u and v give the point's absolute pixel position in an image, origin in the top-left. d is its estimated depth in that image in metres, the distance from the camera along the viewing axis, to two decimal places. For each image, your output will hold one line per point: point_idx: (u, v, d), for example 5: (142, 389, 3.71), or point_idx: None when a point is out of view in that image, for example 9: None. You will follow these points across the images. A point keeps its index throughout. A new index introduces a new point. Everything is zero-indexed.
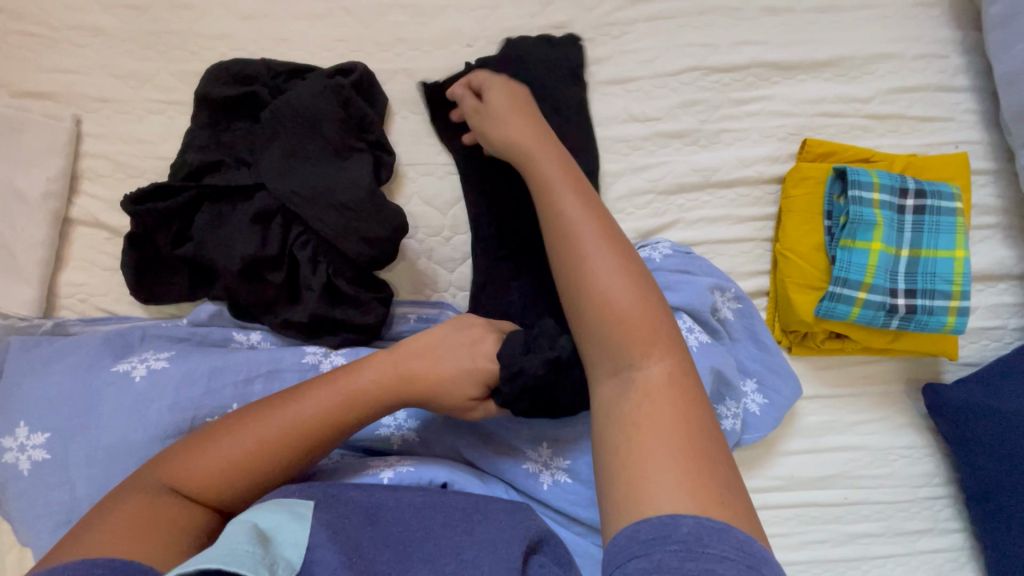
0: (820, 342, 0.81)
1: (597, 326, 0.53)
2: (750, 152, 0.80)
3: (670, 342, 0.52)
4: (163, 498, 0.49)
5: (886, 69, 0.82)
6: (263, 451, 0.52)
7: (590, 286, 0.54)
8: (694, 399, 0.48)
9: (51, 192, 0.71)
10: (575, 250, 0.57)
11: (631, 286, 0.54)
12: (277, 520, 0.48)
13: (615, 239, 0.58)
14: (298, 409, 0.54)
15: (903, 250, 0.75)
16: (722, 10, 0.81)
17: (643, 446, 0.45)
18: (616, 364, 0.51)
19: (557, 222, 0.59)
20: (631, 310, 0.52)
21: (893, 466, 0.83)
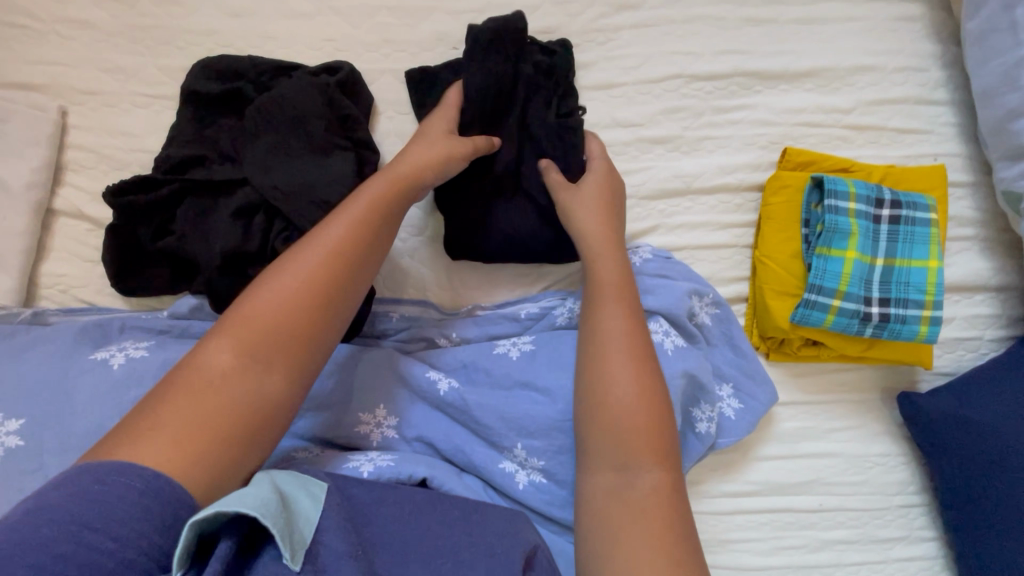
0: (796, 348, 0.81)
1: (602, 417, 0.59)
2: (731, 160, 0.81)
3: (664, 447, 0.58)
4: (217, 386, 0.50)
5: (867, 81, 0.83)
6: (302, 310, 0.54)
7: (608, 387, 0.60)
8: (676, 506, 0.54)
9: (33, 183, 0.71)
10: (603, 357, 0.62)
11: (636, 380, 0.60)
12: (296, 491, 0.49)
13: (642, 350, 0.62)
14: (312, 266, 0.56)
15: (878, 259, 0.76)
16: (706, 19, 0.82)
17: (628, 527, 0.52)
18: (620, 455, 0.56)
19: (600, 330, 0.64)
20: (639, 418, 0.58)
21: (869, 473, 0.84)
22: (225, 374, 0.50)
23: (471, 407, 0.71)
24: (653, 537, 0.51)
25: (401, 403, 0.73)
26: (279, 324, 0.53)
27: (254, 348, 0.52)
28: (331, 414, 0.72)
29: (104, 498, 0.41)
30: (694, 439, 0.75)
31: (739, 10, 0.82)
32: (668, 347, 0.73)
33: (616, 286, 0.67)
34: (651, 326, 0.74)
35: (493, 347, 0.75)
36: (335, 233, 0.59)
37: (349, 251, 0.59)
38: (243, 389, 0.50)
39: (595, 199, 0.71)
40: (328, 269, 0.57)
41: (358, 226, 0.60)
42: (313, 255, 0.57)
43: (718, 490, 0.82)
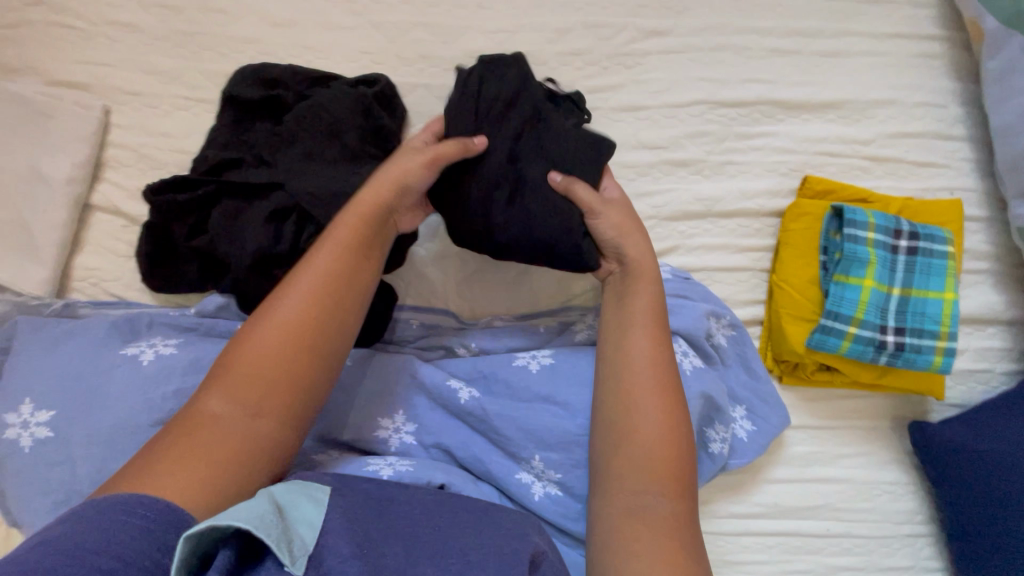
0: (809, 373, 0.82)
1: (619, 442, 0.61)
2: (752, 185, 0.83)
3: (679, 472, 0.59)
4: (224, 429, 0.52)
5: (887, 115, 0.85)
6: (300, 348, 0.56)
7: (631, 417, 0.61)
8: (684, 529, 0.56)
9: (74, 178, 0.74)
10: (628, 378, 0.63)
11: (660, 414, 0.61)
12: (297, 499, 0.50)
13: (665, 375, 0.63)
14: (309, 303, 0.58)
15: (895, 289, 0.77)
16: (732, 48, 0.84)
17: (645, 543, 0.54)
18: (638, 481, 0.58)
19: (626, 354, 0.64)
20: (656, 446, 0.60)
21: (876, 501, 0.85)
22: (232, 418, 0.53)
23: (491, 416, 0.72)
24: (667, 551, 0.53)
25: (419, 409, 0.74)
26: (278, 365, 0.55)
27: (256, 390, 0.54)
28: (350, 417, 0.73)
29: (103, 523, 0.42)
30: (707, 459, 0.76)
31: (766, 40, 0.84)
32: (686, 367, 0.75)
33: (650, 315, 0.66)
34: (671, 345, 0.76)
35: (513, 359, 0.76)
36: (329, 267, 0.60)
37: (345, 284, 0.60)
38: (251, 430, 0.53)
39: (623, 216, 0.69)
40: (324, 304, 0.59)
41: (348, 257, 0.61)
42: (308, 292, 0.59)
43: (727, 511, 0.82)
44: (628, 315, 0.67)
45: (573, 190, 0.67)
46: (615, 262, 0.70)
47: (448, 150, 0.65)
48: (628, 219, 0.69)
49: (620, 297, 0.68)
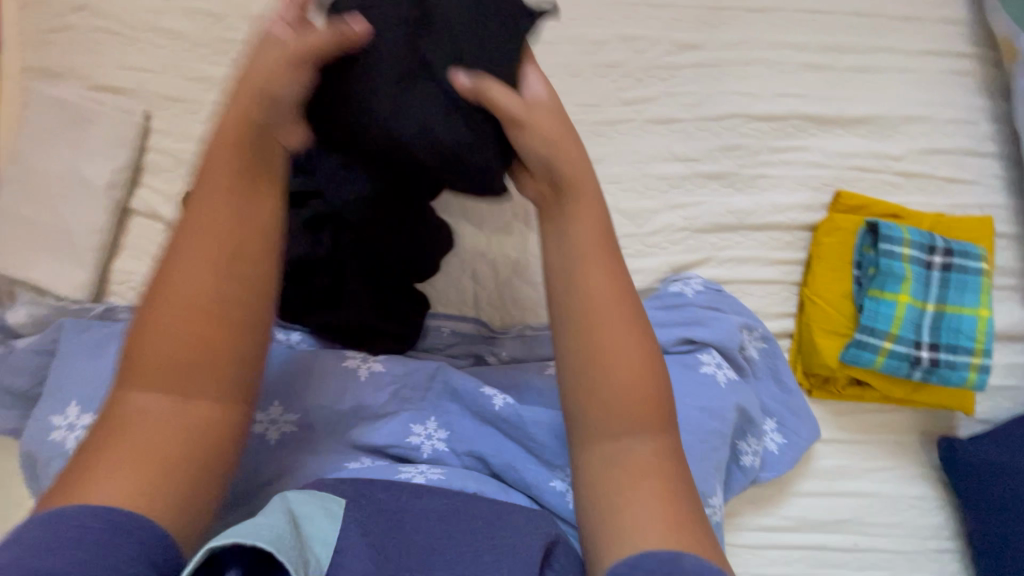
0: (841, 388, 0.82)
1: (592, 394, 0.49)
2: (784, 199, 0.83)
3: (666, 411, 0.49)
4: (149, 425, 0.44)
5: (918, 131, 0.86)
6: (202, 310, 0.46)
7: (603, 360, 0.49)
8: (684, 474, 0.48)
9: (115, 183, 0.74)
10: (593, 325, 0.49)
11: (637, 354, 0.49)
12: (314, 514, 0.51)
13: (635, 308, 0.51)
14: (198, 258, 0.47)
15: (930, 304, 0.77)
16: (766, 62, 0.84)
17: (631, 497, 0.46)
18: (621, 431, 0.48)
19: (579, 300, 0.50)
20: (637, 391, 0.49)
21: (903, 515, 0.85)
22: (155, 411, 0.44)
23: (524, 423, 0.73)
24: (665, 505, 0.45)
25: (450, 416, 0.74)
26: (185, 338, 0.45)
27: (168, 374, 0.45)
28: (384, 423, 0.73)
29: (54, 537, 0.37)
30: (738, 471, 0.76)
31: (799, 55, 0.85)
32: (721, 379, 0.75)
33: (602, 234, 0.52)
34: (704, 357, 0.76)
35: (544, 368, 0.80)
36: (218, 211, 0.48)
37: (245, 223, 0.48)
38: (181, 417, 0.45)
39: (556, 118, 0.53)
40: (219, 250, 0.47)
41: (236, 194, 0.48)
42: (193, 247, 0.47)
43: (757, 524, 0.82)
44: (577, 255, 0.51)
45: (487, 93, 0.50)
46: (545, 181, 0.53)
47: (321, 38, 0.48)
48: (565, 128, 0.53)
49: (556, 228, 0.52)
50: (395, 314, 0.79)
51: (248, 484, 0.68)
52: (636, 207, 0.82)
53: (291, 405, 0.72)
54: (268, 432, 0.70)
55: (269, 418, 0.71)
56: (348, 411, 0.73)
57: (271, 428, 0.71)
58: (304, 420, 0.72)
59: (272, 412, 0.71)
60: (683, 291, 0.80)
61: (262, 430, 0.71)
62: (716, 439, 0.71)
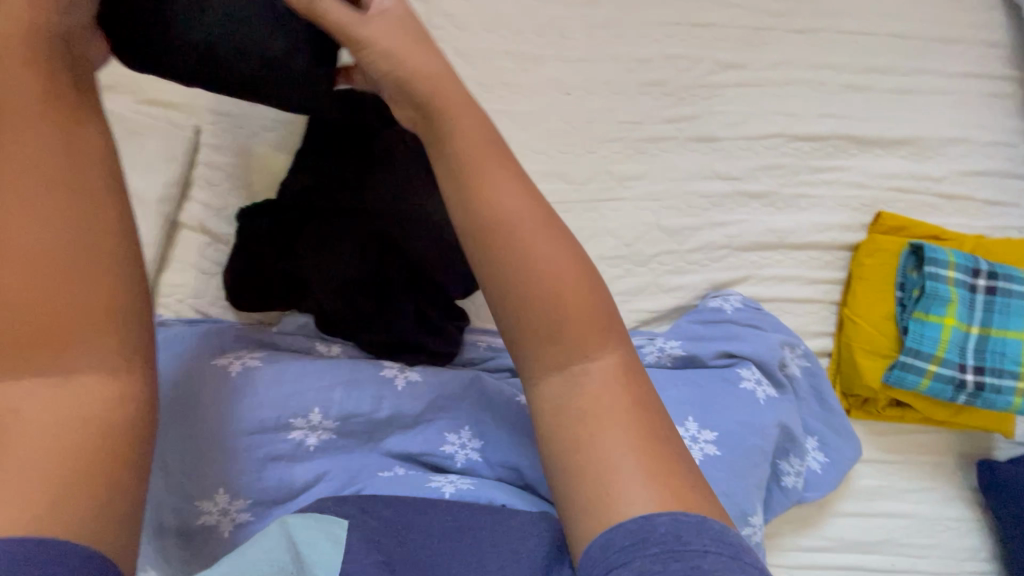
0: (880, 408, 0.82)
1: (532, 320, 0.49)
2: (824, 218, 0.84)
3: (611, 321, 0.51)
4: (32, 402, 0.42)
5: (957, 152, 0.86)
6: (43, 262, 0.43)
7: (532, 286, 0.49)
8: (636, 381, 0.50)
9: (166, 197, 0.75)
10: (518, 244, 0.49)
11: (565, 265, 0.50)
12: (316, 540, 0.57)
13: (545, 220, 0.51)
14: (28, 213, 0.43)
15: (974, 327, 0.77)
16: (808, 82, 0.85)
17: (603, 439, 0.47)
18: (561, 357, 0.49)
19: (498, 217, 0.49)
20: (571, 300, 0.49)
21: (941, 537, 0.84)
22: (44, 402, 0.42)
23: None
24: (631, 436, 0.48)
25: (483, 427, 0.75)
26: (31, 301, 0.43)
27: (20, 346, 0.42)
28: (419, 430, 0.75)
29: None
30: (780, 492, 0.76)
31: (840, 75, 0.85)
32: (761, 396, 0.75)
33: (481, 155, 0.51)
34: (745, 372, 0.76)
35: None
36: (43, 164, 0.44)
37: (79, 169, 0.45)
38: (61, 381, 0.43)
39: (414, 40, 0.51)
40: (49, 198, 0.44)
41: (70, 142, 0.45)
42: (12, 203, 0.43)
43: (795, 544, 0.82)
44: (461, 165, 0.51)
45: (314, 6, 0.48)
46: (411, 109, 0.52)
47: None
48: (426, 46, 0.51)
49: (440, 156, 0.51)
50: (431, 329, 0.79)
51: (287, 489, 0.68)
52: (677, 224, 0.82)
53: (327, 412, 0.71)
54: (307, 439, 0.70)
55: (309, 425, 0.70)
56: (385, 420, 0.73)
57: (310, 435, 0.70)
58: (344, 427, 0.72)
59: (312, 419, 0.70)
60: (722, 307, 0.81)
61: (300, 436, 0.70)
62: (758, 455, 0.72)
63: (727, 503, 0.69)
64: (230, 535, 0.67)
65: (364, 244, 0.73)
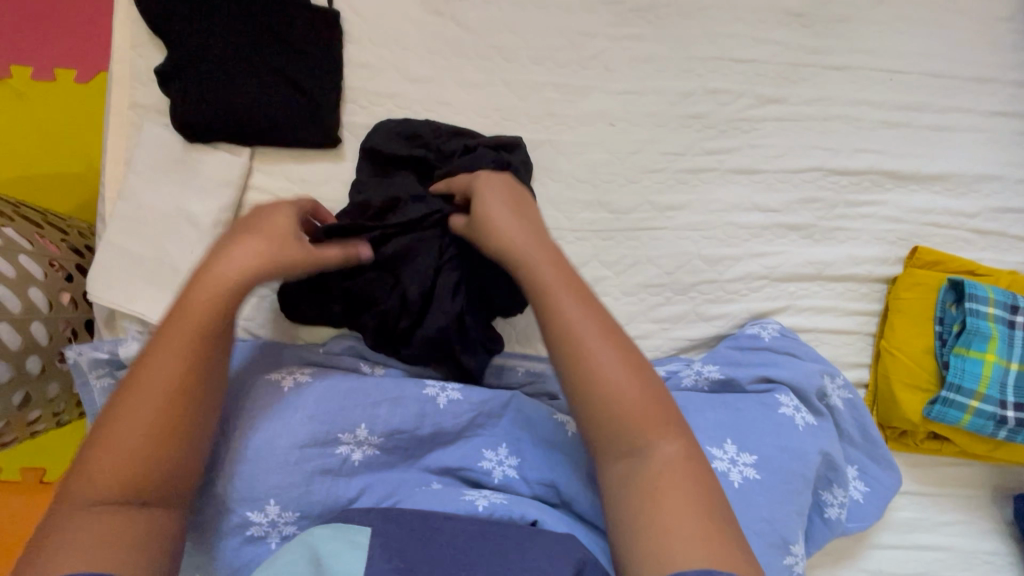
0: (918, 440, 0.83)
1: (600, 409, 0.54)
2: (862, 251, 0.85)
3: (671, 413, 0.55)
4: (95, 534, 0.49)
5: (990, 189, 0.88)
6: (154, 440, 0.52)
7: (598, 374, 0.55)
8: (697, 463, 0.54)
9: (220, 221, 0.76)
10: (585, 351, 0.55)
11: (623, 359, 0.56)
12: (340, 549, 0.58)
13: (609, 323, 0.58)
14: (155, 390, 0.53)
15: (1015, 363, 0.77)
16: (845, 118, 0.87)
17: (668, 520, 0.49)
18: (624, 444, 0.54)
19: (573, 324, 0.57)
20: (633, 403, 0.54)
21: (979, 570, 0.85)
22: (99, 528, 0.49)
23: None
24: (688, 513, 0.50)
25: (521, 443, 0.77)
26: (135, 465, 0.51)
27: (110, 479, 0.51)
28: (458, 446, 0.76)
29: None
30: (824, 523, 0.77)
31: (875, 112, 0.87)
32: (800, 423, 0.76)
33: (562, 273, 0.60)
34: (783, 398, 0.77)
35: None
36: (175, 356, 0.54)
37: (210, 362, 0.56)
38: (134, 526, 0.51)
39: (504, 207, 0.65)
40: (176, 388, 0.53)
41: (200, 342, 0.55)
42: (149, 384, 0.53)
43: None
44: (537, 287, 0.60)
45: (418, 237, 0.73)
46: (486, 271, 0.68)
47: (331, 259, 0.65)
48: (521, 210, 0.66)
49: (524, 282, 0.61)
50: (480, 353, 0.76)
51: (333, 502, 0.70)
52: (718, 254, 0.84)
53: (371, 427, 0.72)
54: (353, 454, 0.71)
55: (355, 440, 0.72)
56: (429, 437, 0.75)
57: (356, 450, 0.72)
58: (388, 443, 0.73)
59: (359, 434, 0.72)
60: (760, 334, 0.82)
61: (346, 451, 0.71)
62: (799, 482, 0.72)
63: (768, 530, 0.70)
64: (276, 545, 0.68)
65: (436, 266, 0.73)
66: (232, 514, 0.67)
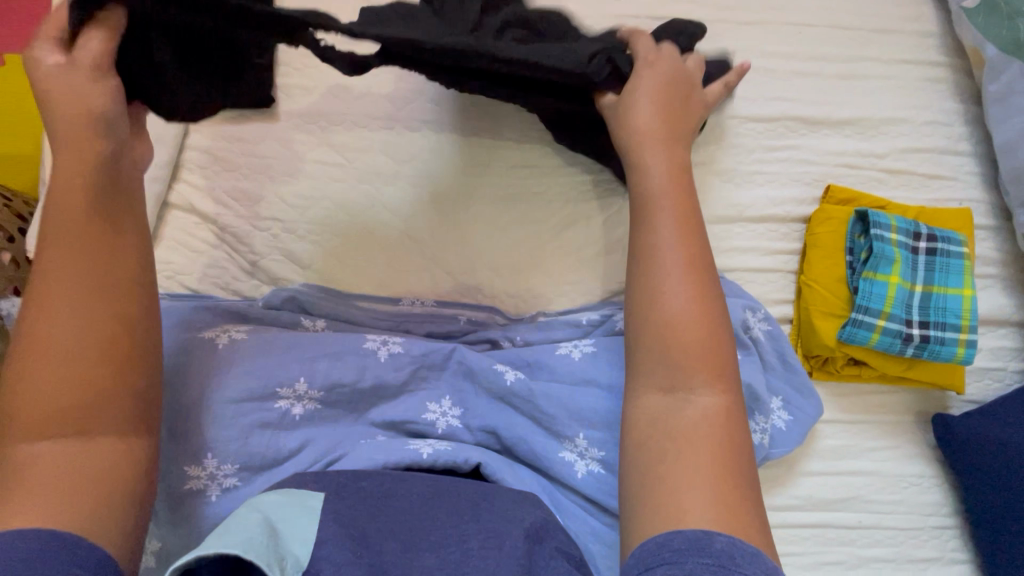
0: (839, 367, 0.88)
1: (660, 333, 0.56)
2: (779, 193, 0.90)
3: (725, 368, 0.56)
4: (48, 463, 0.49)
5: (899, 131, 0.93)
6: (84, 343, 0.53)
7: (665, 298, 0.57)
8: (733, 424, 0.53)
9: (156, 177, 0.82)
10: (664, 272, 0.58)
11: (696, 292, 0.58)
12: (291, 514, 0.54)
13: (699, 262, 0.60)
14: (63, 309, 0.53)
15: (917, 285, 0.86)
16: (757, 69, 0.92)
17: (684, 468, 0.50)
18: (672, 378, 0.55)
19: (650, 257, 0.60)
20: (697, 335, 0.56)
21: (905, 493, 0.88)
22: (52, 455, 0.50)
23: (536, 397, 0.75)
24: (707, 465, 0.50)
25: (464, 393, 0.76)
26: (69, 378, 0.52)
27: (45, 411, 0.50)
28: (403, 399, 0.75)
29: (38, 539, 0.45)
30: None
31: (787, 63, 0.93)
32: None
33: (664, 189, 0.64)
34: None
35: (556, 348, 0.80)
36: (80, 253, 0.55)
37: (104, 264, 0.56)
38: (83, 448, 0.51)
39: (653, 91, 0.68)
40: (91, 289, 0.54)
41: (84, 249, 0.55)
42: (54, 303, 0.53)
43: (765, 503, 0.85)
44: (645, 193, 0.64)
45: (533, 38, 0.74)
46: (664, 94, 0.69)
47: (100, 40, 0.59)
48: (661, 89, 0.69)
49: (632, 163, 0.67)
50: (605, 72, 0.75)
51: (273, 456, 0.69)
52: None
53: (314, 382, 0.72)
54: (293, 408, 0.71)
55: (294, 395, 0.71)
56: (370, 390, 0.74)
57: (296, 404, 0.71)
58: (329, 397, 0.73)
59: (298, 388, 0.71)
60: None
61: (286, 405, 0.71)
62: None
63: None
64: (218, 498, 0.68)
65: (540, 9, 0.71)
66: (171, 470, 0.67)
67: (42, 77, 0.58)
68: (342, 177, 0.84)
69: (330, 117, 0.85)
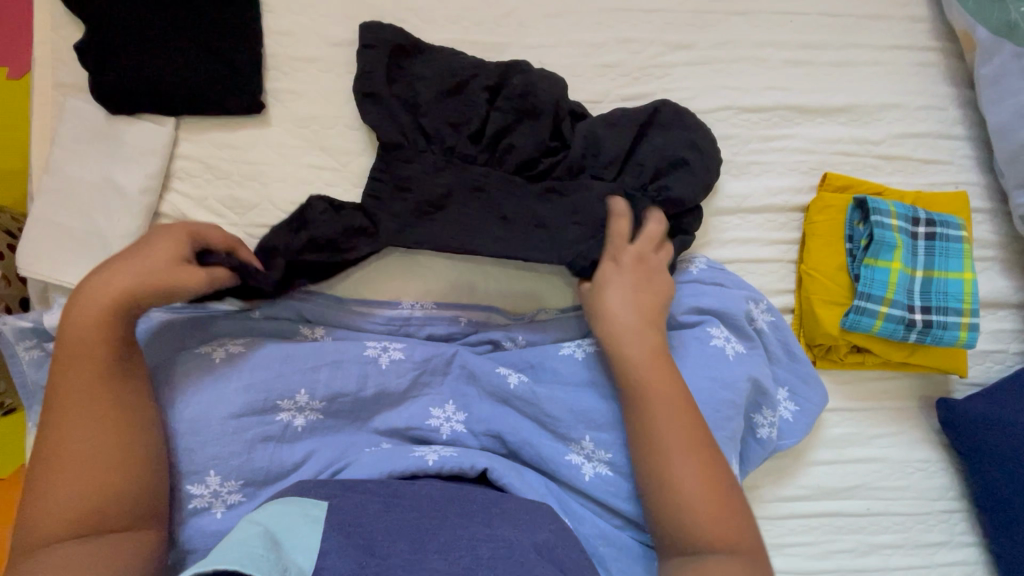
0: (843, 355, 0.88)
1: (666, 503, 0.62)
2: (776, 182, 0.89)
3: (737, 521, 0.61)
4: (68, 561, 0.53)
5: (894, 117, 0.93)
6: (109, 459, 0.57)
7: (666, 470, 0.63)
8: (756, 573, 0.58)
9: (147, 187, 0.80)
10: (659, 446, 0.64)
11: (694, 457, 0.63)
12: (293, 525, 0.53)
13: (692, 423, 0.65)
14: (82, 422, 0.58)
15: (917, 270, 0.86)
16: (750, 59, 0.91)
17: None
18: (687, 542, 0.60)
19: (641, 433, 0.66)
20: (702, 496, 0.61)
21: (911, 479, 0.88)
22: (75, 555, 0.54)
23: (541, 400, 0.74)
24: None
25: (467, 398, 0.75)
26: (90, 486, 0.56)
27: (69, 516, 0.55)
28: (406, 406, 0.75)
29: None
30: (758, 443, 0.80)
31: (781, 52, 0.92)
32: (730, 352, 0.78)
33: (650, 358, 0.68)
34: (714, 330, 0.79)
35: (558, 349, 0.79)
36: (95, 384, 0.59)
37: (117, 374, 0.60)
38: (102, 545, 0.55)
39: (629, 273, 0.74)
40: (105, 401, 0.59)
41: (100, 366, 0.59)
42: (75, 418, 0.58)
43: (774, 495, 0.85)
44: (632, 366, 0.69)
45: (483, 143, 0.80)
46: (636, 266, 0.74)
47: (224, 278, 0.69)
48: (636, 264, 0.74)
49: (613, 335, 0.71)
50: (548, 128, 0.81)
51: (277, 470, 0.69)
52: None
53: (314, 394, 0.71)
54: (295, 420, 0.70)
55: (296, 406, 0.70)
56: (372, 398, 0.73)
57: (298, 415, 0.70)
58: (331, 407, 0.72)
59: (299, 400, 0.70)
60: (702, 268, 0.83)
61: (288, 418, 0.70)
62: (730, 409, 0.74)
63: None
64: (223, 515, 0.67)
65: (508, 113, 0.80)
66: (173, 488, 0.66)
67: (152, 253, 0.63)
68: (336, 182, 0.83)
69: (322, 121, 0.84)
